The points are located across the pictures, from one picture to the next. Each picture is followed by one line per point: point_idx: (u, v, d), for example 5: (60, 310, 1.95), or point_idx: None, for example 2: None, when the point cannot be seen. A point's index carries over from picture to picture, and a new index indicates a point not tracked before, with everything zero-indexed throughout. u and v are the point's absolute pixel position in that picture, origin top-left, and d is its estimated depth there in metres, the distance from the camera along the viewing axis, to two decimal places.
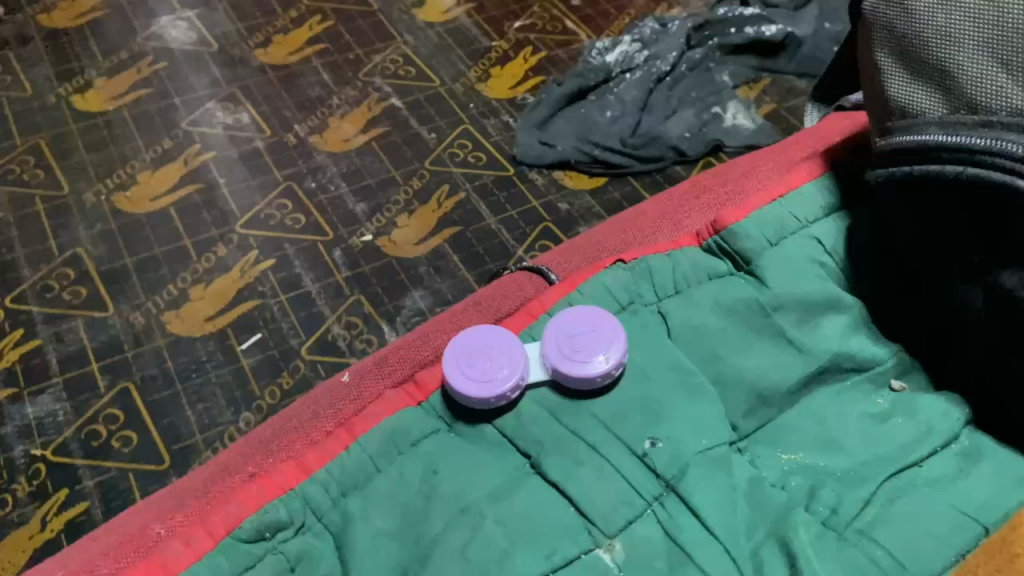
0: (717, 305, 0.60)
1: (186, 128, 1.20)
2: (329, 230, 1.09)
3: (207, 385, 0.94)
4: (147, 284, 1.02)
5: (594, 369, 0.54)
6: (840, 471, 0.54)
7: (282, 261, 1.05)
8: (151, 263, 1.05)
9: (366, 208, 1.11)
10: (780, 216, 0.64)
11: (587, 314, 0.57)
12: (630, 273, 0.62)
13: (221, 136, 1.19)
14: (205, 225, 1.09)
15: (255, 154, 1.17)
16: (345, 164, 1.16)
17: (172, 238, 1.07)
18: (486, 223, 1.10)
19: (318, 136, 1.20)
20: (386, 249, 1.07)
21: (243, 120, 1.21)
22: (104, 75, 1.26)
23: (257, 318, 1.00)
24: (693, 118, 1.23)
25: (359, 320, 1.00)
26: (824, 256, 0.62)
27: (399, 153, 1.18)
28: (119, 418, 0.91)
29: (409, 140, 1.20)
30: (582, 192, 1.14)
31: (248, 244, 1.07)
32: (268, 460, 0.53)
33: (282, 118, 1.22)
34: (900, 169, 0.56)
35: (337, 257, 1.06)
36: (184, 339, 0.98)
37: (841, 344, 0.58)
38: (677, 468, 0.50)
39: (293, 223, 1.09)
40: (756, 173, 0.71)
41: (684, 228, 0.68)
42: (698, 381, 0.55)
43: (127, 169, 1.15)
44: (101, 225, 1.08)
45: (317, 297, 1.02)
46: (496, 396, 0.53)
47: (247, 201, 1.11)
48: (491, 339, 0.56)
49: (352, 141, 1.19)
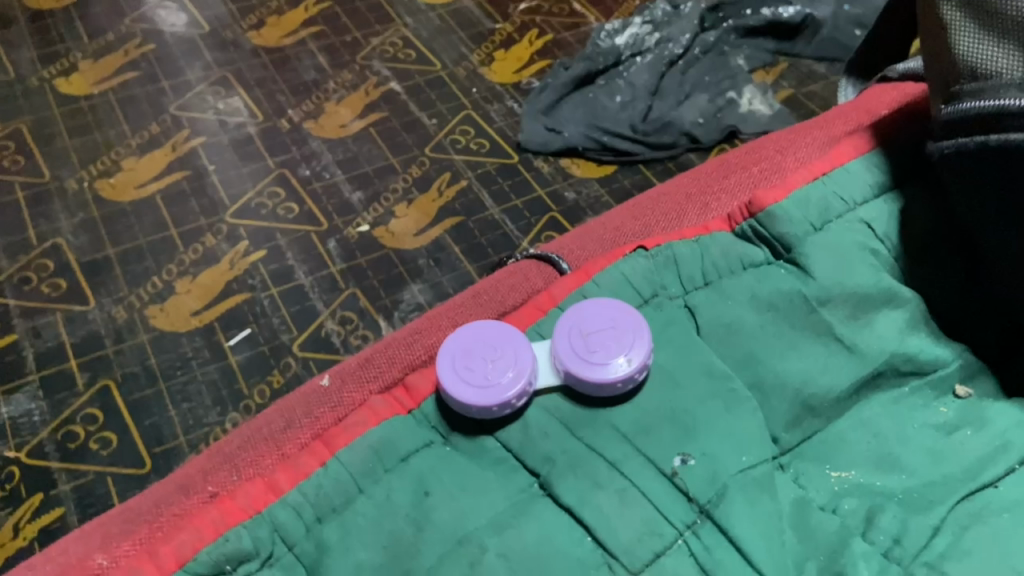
0: (754, 300, 0.52)
1: (175, 113, 1.12)
2: (323, 220, 1.01)
3: (192, 384, 0.86)
4: (130, 276, 0.95)
5: (613, 374, 0.46)
6: (901, 492, 0.46)
7: (273, 252, 0.97)
8: (135, 254, 0.97)
9: (363, 196, 1.03)
10: (825, 196, 0.56)
11: (603, 307, 0.49)
12: (653, 262, 0.54)
13: (212, 121, 1.11)
14: (193, 213, 1.01)
15: (246, 140, 1.09)
16: (340, 151, 1.09)
17: (158, 227, 0.99)
18: (490, 213, 1.02)
19: (313, 122, 1.12)
20: (384, 240, 0.99)
21: (235, 105, 1.13)
22: (89, 56, 1.18)
23: (246, 313, 0.92)
24: (707, 103, 1.13)
25: (355, 315, 0.92)
26: (875, 242, 0.55)
27: (397, 140, 1.10)
28: (97, 418, 0.83)
29: (409, 127, 1.12)
30: (592, 180, 1.06)
31: (238, 234, 0.99)
32: (231, 478, 0.45)
33: (275, 103, 1.14)
34: (972, 140, 0.48)
35: (331, 248, 0.98)
36: (168, 335, 0.90)
37: (898, 344, 0.51)
38: (713, 490, 0.43)
39: (285, 212, 1.01)
40: (794, 150, 0.63)
41: (713, 211, 0.59)
42: (735, 388, 0.47)
43: (113, 155, 1.07)
44: (84, 214, 1.00)
45: (310, 291, 0.94)
46: (498, 404, 0.46)
47: (238, 189, 1.04)
48: (493, 337, 0.48)
49: (348, 128, 1.11)
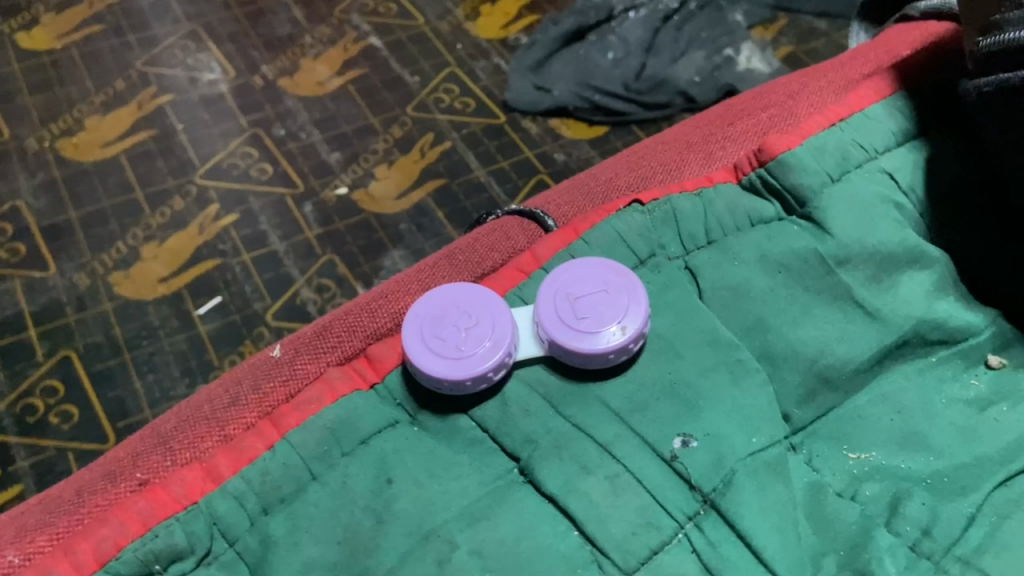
0: (764, 260, 0.46)
1: (142, 68, 0.91)
2: (298, 181, 0.84)
3: (158, 354, 0.73)
4: (94, 241, 0.79)
5: (604, 344, 0.40)
6: (929, 476, 0.41)
7: (247, 216, 0.81)
8: (98, 218, 0.80)
9: (342, 157, 0.86)
10: (842, 144, 0.50)
11: (593, 266, 0.43)
12: (650, 218, 0.48)
13: (180, 76, 0.91)
14: (161, 174, 0.84)
15: (217, 98, 0.90)
16: (318, 110, 0.90)
17: (123, 190, 0.82)
18: (475, 174, 0.86)
19: (287, 79, 0.92)
20: (363, 203, 0.83)
21: (205, 61, 0.92)
22: (52, 8, 0.94)
23: (215, 280, 0.77)
24: (702, 60, 0.94)
25: (333, 283, 0.78)
26: (898, 195, 0.49)
27: (377, 99, 0.91)
28: (58, 390, 0.71)
29: (393, 85, 0.92)
30: (583, 141, 0.89)
31: (209, 196, 0.82)
32: (164, 463, 0.39)
33: (247, 58, 0.93)
34: (1018, 73, 0.42)
35: (307, 212, 0.82)
36: (133, 305, 0.75)
37: (925, 309, 0.45)
38: (719, 477, 0.37)
39: (259, 174, 0.84)
40: (806, 96, 0.57)
41: (716, 162, 0.53)
42: (743, 359, 0.41)
43: (76, 113, 0.87)
44: (43, 175, 0.83)
45: (284, 257, 0.79)
46: (472, 378, 0.40)
47: (207, 149, 0.86)
48: (467, 300, 0.42)
49: (326, 85, 0.92)
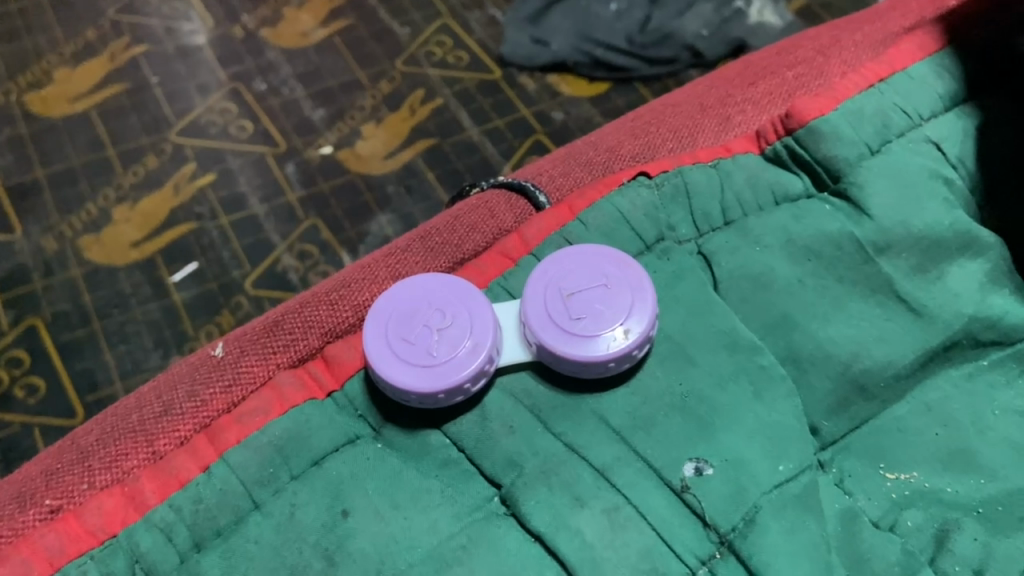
0: (790, 244, 0.40)
1: (113, 13, 0.77)
2: (279, 140, 0.71)
3: (130, 325, 0.62)
4: (62, 201, 0.67)
5: (603, 351, 0.34)
6: (980, 504, 0.35)
7: (227, 177, 0.69)
8: (65, 178, 0.68)
9: (326, 116, 0.73)
10: (883, 108, 0.43)
11: (592, 255, 0.36)
12: (659, 195, 0.41)
13: (156, 24, 0.76)
14: (134, 131, 0.71)
15: (193, 49, 0.76)
16: (302, 63, 0.76)
17: (92, 147, 0.70)
18: (468, 134, 0.73)
19: (269, 28, 0.77)
20: (348, 164, 0.71)
21: (181, 7, 0.78)
22: None
23: (190, 246, 0.66)
24: (711, 12, 0.78)
25: (316, 248, 0.66)
26: (947, 168, 0.42)
27: (365, 52, 0.77)
28: (23, 361, 0.60)
29: (381, 37, 0.78)
30: (583, 99, 0.75)
31: (185, 155, 0.70)
32: (80, 485, 0.33)
33: (226, 4, 0.78)
34: None
35: (288, 172, 0.70)
36: (102, 271, 0.64)
37: (976, 304, 0.38)
38: (739, 514, 0.31)
39: (238, 133, 0.72)
40: (838, 51, 0.49)
41: (735, 128, 0.46)
42: (768, 365, 0.35)
43: (43, 64, 0.74)
44: (5, 132, 0.70)
45: (264, 221, 0.67)
46: (446, 391, 0.33)
47: (183, 104, 0.73)
48: (441, 294, 0.36)
49: (312, 36, 0.77)
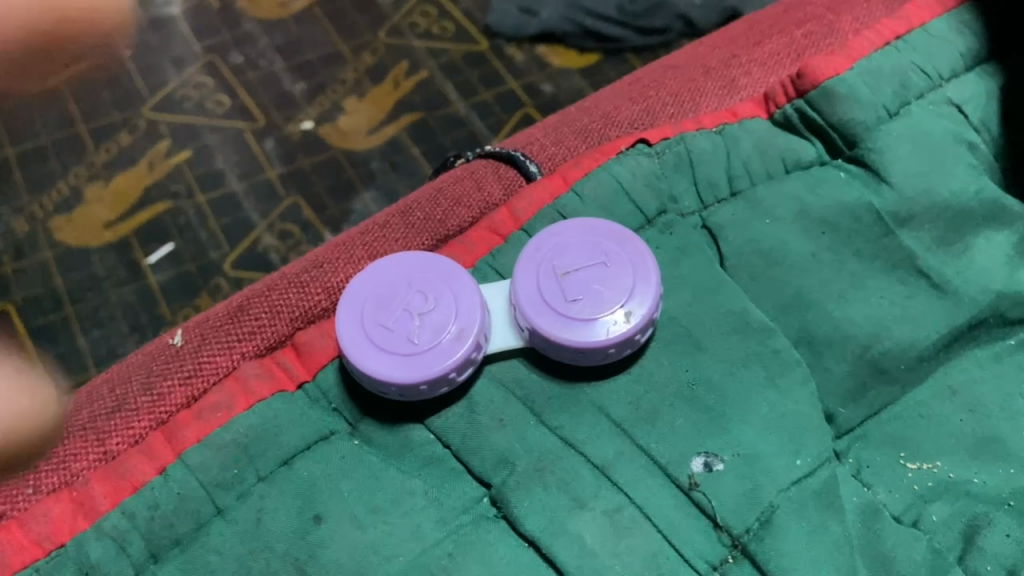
0: (804, 216, 0.36)
1: None
2: (258, 115, 0.67)
3: (104, 309, 0.58)
4: (30, 180, 0.63)
5: (601, 338, 0.31)
6: (1011, 496, 0.32)
7: (204, 153, 0.65)
8: (32, 156, 0.64)
9: (307, 90, 0.69)
10: (901, 67, 0.39)
11: (588, 230, 0.33)
12: (659, 163, 0.38)
13: None
14: (105, 105, 0.66)
15: (167, 22, 0.71)
16: (281, 34, 0.71)
17: (61, 123, 0.65)
18: (455, 107, 0.69)
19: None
20: (330, 139, 0.66)
21: None
22: None
23: (165, 226, 0.62)
24: None
25: (297, 227, 0.62)
26: (970, 132, 0.39)
27: (346, 22, 0.72)
28: None
29: (364, 6, 0.73)
30: (572, 72, 0.71)
31: (159, 131, 0.66)
32: (27, 491, 0.30)
33: None
34: None
35: (268, 148, 0.66)
36: (73, 253, 0.60)
37: (1004, 280, 0.35)
38: (755, 515, 0.29)
39: (215, 108, 0.67)
40: (850, 6, 0.45)
41: (741, 91, 0.43)
42: (781, 349, 0.32)
43: None
44: None
45: (243, 198, 0.63)
46: (429, 382, 0.30)
47: (157, 78, 0.68)
48: (422, 274, 0.32)
49: (291, 5, 0.72)
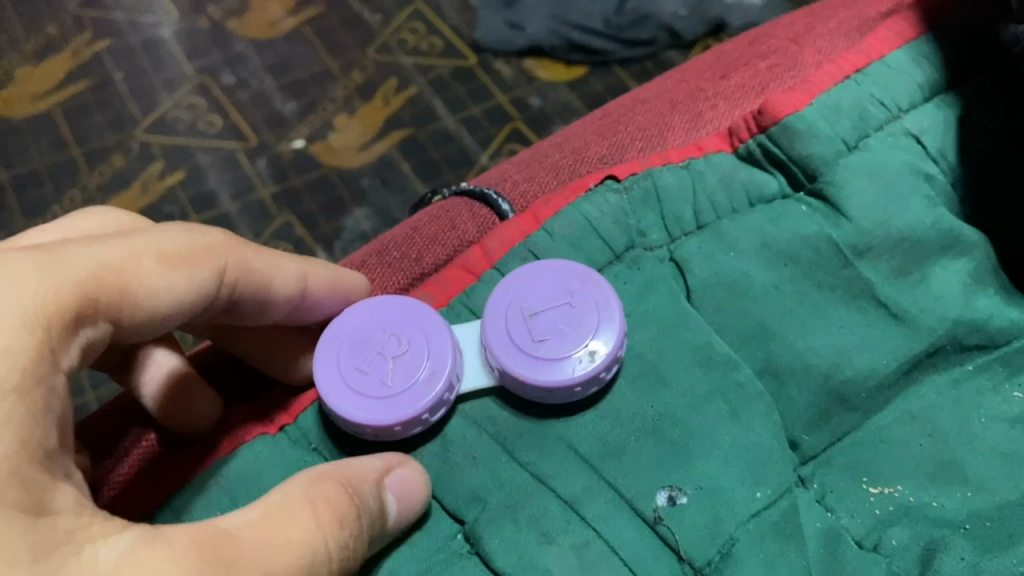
0: (766, 249, 0.38)
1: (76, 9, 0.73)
2: (250, 134, 0.69)
3: None
4: (28, 206, 0.65)
5: (569, 377, 0.32)
6: (967, 519, 0.33)
7: (197, 175, 0.67)
8: (28, 181, 0.66)
9: (298, 109, 0.70)
10: (859, 100, 0.40)
11: (555, 271, 0.34)
12: (627, 200, 0.39)
13: (120, 19, 0.73)
14: (99, 129, 0.68)
15: (158, 42, 0.72)
16: (271, 54, 0.72)
17: (57, 147, 0.67)
18: (444, 123, 0.70)
19: (237, 19, 0.74)
20: (320, 158, 0.68)
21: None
22: None
23: None
24: None
25: (290, 247, 0.64)
26: (927, 163, 0.40)
27: (336, 41, 0.73)
28: None
29: (352, 24, 0.74)
30: (560, 83, 0.72)
31: (152, 153, 0.67)
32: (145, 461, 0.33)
33: None
34: None
35: (259, 168, 0.67)
36: None
37: (961, 308, 0.37)
38: (715, 548, 0.30)
39: (207, 128, 0.69)
40: (813, 40, 0.47)
41: (707, 124, 0.44)
42: (744, 382, 0.34)
43: (5, 63, 0.71)
44: None
45: (236, 219, 0.65)
46: (402, 424, 0.32)
47: (149, 99, 0.70)
48: (397, 318, 0.34)
49: (281, 25, 0.74)
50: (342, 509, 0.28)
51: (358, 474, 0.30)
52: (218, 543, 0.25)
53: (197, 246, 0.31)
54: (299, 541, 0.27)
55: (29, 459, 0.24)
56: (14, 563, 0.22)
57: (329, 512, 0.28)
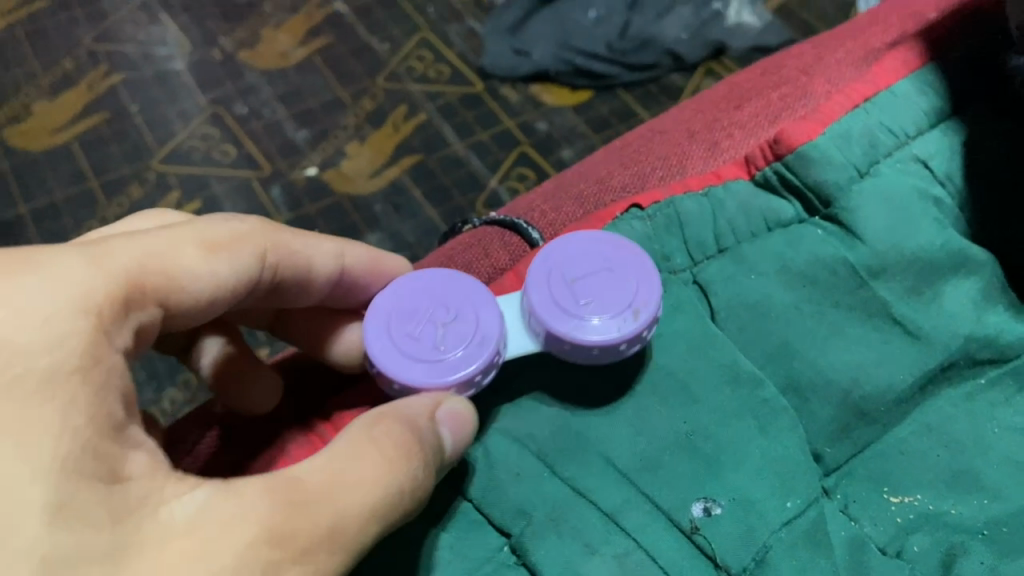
0: (786, 271, 0.40)
1: (91, 45, 0.77)
2: (264, 163, 0.72)
3: None
4: (46, 236, 0.67)
5: (613, 335, 0.34)
6: (985, 525, 0.35)
7: (211, 205, 0.70)
8: (48, 214, 0.68)
9: (310, 136, 0.73)
10: (869, 128, 0.43)
11: (593, 242, 0.37)
12: (652, 227, 0.41)
13: (132, 52, 0.77)
14: (115, 160, 0.71)
15: (170, 74, 0.76)
16: (281, 84, 0.76)
17: (75, 178, 0.70)
18: (454, 148, 0.73)
19: (248, 51, 0.77)
20: (333, 184, 0.71)
21: (157, 33, 0.78)
22: None
23: None
24: (690, 16, 0.80)
25: None
26: (935, 187, 0.42)
27: (346, 70, 0.77)
28: None
29: (360, 53, 0.78)
30: (566, 107, 0.76)
31: (169, 183, 0.70)
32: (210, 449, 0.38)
33: (204, 29, 0.78)
34: None
35: (274, 195, 0.70)
36: None
37: (972, 325, 0.39)
38: (750, 554, 0.32)
39: (221, 158, 0.72)
40: (822, 70, 0.49)
41: (724, 153, 0.46)
42: (770, 398, 0.35)
43: (22, 97, 0.74)
44: None
45: None
46: (457, 386, 0.34)
47: (163, 130, 0.73)
48: (444, 289, 0.36)
49: (291, 56, 0.78)
50: (405, 445, 0.31)
51: (413, 410, 0.32)
52: (292, 489, 0.28)
53: (237, 233, 0.34)
54: (368, 474, 0.29)
55: (99, 430, 0.27)
56: (96, 524, 0.25)
57: (394, 449, 0.30)
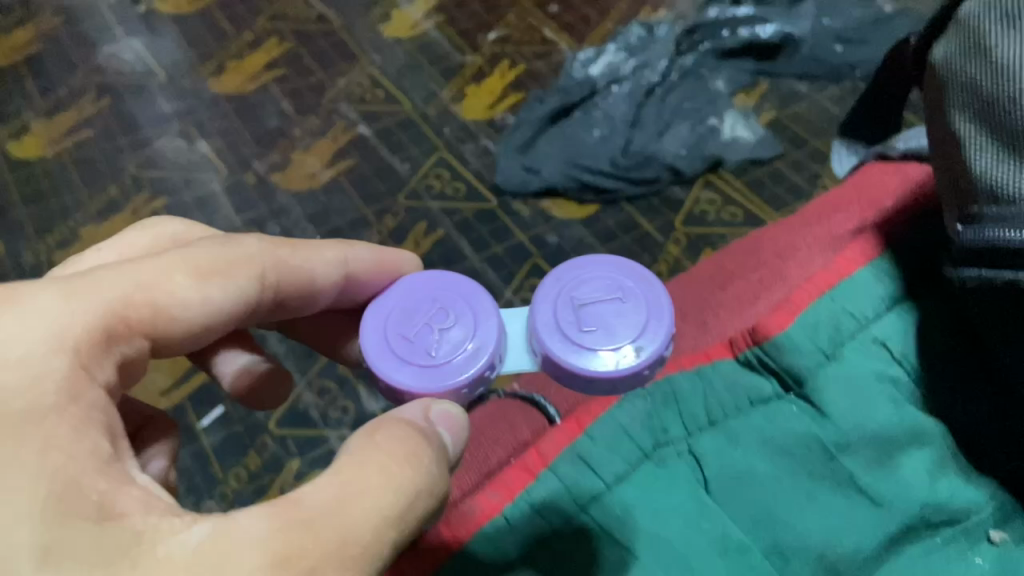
0: (766, 445, 0.47)
1: (135, 170, 1.02)
2: None
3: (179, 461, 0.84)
4: None
5: (597, 361, 0.42)
6: None
7: None
8: None
9: None
10: (834, 316, 0.50)
11: (603, 273, 0.45)
12: (651, 402, 0.48)
13: (175, 178, 1.02)
14: None
15: (210, 198, 1.00)
16: (311, 203, 0.99)
17: None
18: (470, 262, 0.94)
19: (279, 174, 1.02)
20: None
21: (197, 160, 1.03)
22: (43, 115, 1.07)
23: (218, 391, 0.88)
24: (687, 133, 1.03)
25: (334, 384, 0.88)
26: (893, 369, 0.50)
27: (368, 188, 1.00)
28: None
29: (384, 174, 1.01)
30: (575, 221, 0.97)
31: None
32: None
33: (239, 155, 1.04)
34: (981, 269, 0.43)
35: None
36: None
37: (928, 492, 0.45)
38: None
39: None
40: (793, 256, 0.58)
41: (713, 334, 0.54)
42: (755, 562, 0.44)
43: (69, 223, 0.99)
44: None
45: (284, 360, 0.89)
46: (443, 389, 0.43)
47: None
48: (442, 302, 0.45)
49: (318, 177, 1.01)
50: (410, 449, 0.37)
51: (412, 419, 0.39)
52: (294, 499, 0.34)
53: (225, 262, 0.43)
54: (368, 488, 0.35)
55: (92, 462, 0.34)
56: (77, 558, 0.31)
57: (402, 452, 0.37)
